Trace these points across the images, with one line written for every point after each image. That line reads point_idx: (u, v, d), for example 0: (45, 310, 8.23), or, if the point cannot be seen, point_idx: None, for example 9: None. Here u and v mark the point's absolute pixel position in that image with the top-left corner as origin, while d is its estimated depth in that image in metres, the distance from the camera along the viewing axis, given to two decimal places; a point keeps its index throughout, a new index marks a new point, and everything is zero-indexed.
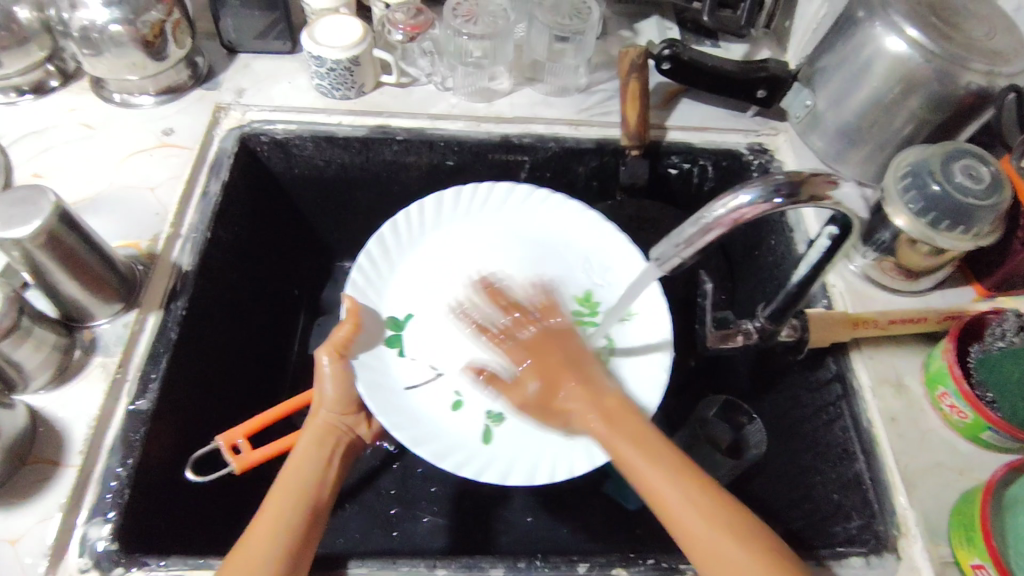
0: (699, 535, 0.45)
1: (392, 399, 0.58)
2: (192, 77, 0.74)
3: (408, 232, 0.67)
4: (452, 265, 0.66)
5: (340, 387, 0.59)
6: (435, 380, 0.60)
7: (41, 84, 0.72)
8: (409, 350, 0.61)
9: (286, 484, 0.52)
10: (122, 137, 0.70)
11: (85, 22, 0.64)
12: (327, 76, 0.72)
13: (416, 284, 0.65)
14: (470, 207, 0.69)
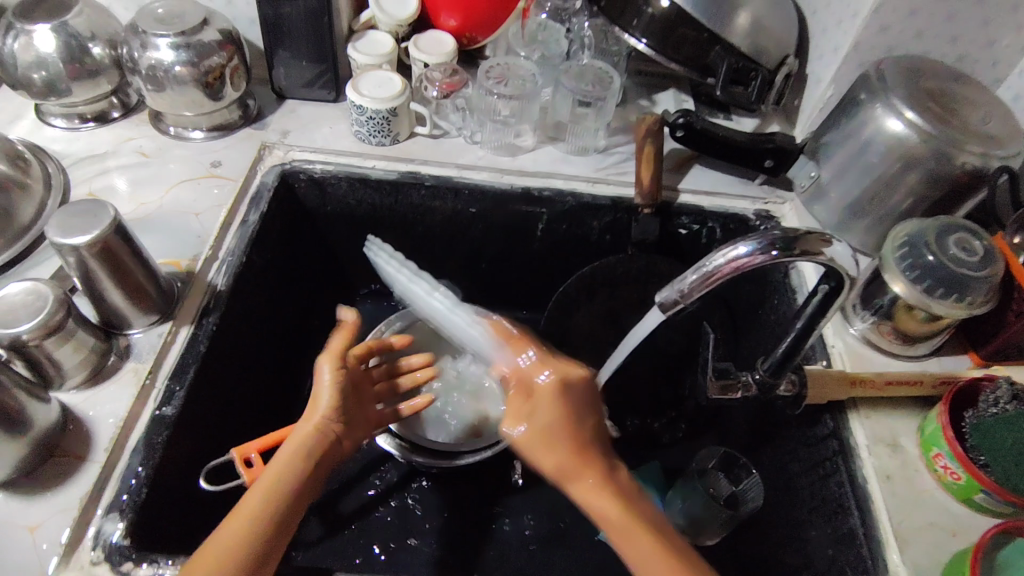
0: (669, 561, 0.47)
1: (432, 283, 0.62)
2: (242, 117, 0.81)
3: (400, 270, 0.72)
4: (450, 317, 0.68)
5: (334, 396, 0.59)
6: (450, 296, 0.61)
7: (104, 114, 0.79)
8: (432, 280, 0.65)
9: (261, 487, 0.51)
10: (175, 165, 0.76)
11: (153, 61, 0.71)
12: (366, 123, 0.78)
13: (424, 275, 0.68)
14: None
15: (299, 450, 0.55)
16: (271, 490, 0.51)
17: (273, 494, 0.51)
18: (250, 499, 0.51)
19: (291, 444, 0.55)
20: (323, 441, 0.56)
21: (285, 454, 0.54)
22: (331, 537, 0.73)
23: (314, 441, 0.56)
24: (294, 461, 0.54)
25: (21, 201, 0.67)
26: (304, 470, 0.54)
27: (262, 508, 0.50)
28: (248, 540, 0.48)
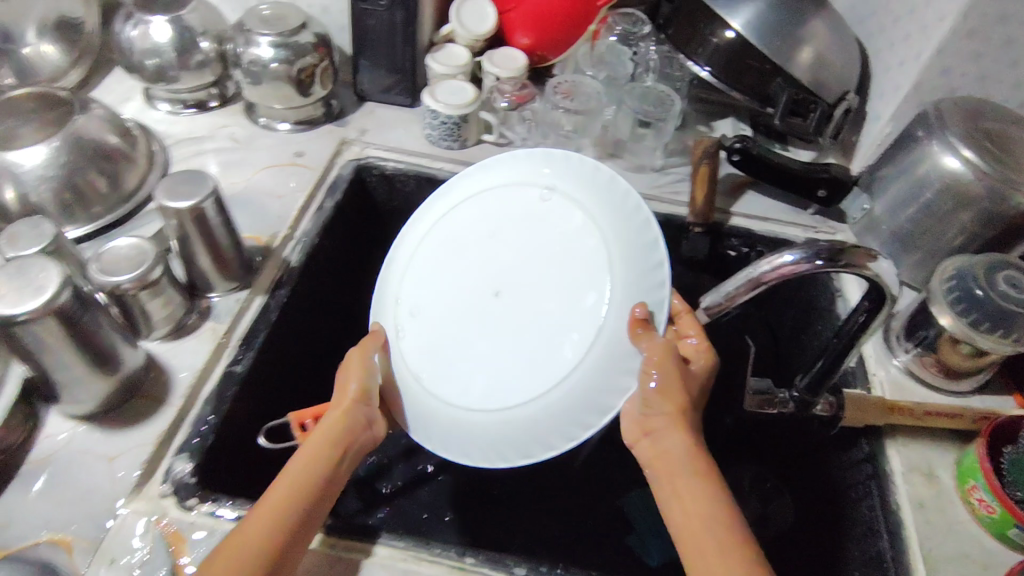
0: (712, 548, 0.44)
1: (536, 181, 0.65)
2: (325, 114, 0.88)
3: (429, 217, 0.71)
4: (503, 227, 0.65)
5: (362, 381, 0.60)
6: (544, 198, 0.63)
7: (204, 102, 0.87)
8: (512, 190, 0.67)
9: (293, 474, 0.52)
10: (262, 152, 0.83)
11: (254, 57, 0.78)
12: (438, 127, 0.83)
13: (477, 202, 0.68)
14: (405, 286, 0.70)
15: (320, 441, 0.55)
16: (299, 478, 0.51)
17: (299, 482, 0.51)
18: (279, 486, 0.51)
19: (313, 437, 0.55)
20: (353, 427, 0.57)
21: (307, 446, 0.54)
22: (370, 511, 0.77)
23: (344, 427, 0.57)
24: (323, 448, 0.55)
25: (126, 173, 0.75)
26: (329, 463, 0.54)
27: (295, 497, 0.50)
28: (283, 528, 0.48)
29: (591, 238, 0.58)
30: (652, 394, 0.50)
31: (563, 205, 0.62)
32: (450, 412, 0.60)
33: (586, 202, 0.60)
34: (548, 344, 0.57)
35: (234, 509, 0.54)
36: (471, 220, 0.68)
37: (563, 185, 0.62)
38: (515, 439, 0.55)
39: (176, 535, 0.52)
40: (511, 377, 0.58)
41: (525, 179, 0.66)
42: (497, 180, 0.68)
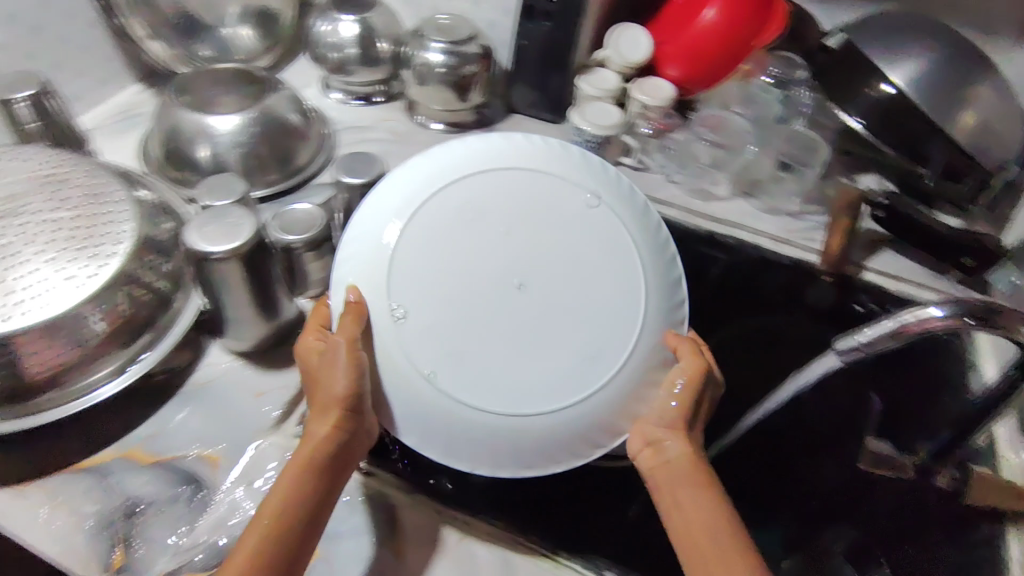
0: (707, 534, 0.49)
1: (598, 173, 0.60)
2: (476, 120, 0.94)
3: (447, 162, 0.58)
4: (509, 208, 0.57)
5: (352, 383, 0.53)
6: (593, 201, 0.58)
7: (370, 96, 0.95)
8: (565, 171, 0.59)
9: (268, 511, 0.49)
10: (417, 148, 0.90)
11: (424, 61, 0.86)
12: (581, 145, 0.88)
13: (510, 161, 0.59)
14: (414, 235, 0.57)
15: (305, 462, 0.52)
16: (273, 519, 0.49)
17: (288, 509, 0.49)
18: (251, 538, 0.48)
19: (293, 461, 0.51)
20: (336, 442, 0.53)
21: (288, 475, 0.51)
22: None
23: (327, 446, 0.52)
24: (299, 477, 0.51)
25: (300, 150, 0.83)
26: (316, 484, 0.51)
27: (267, 538, 0.48)
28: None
29: (625, 257, 0.57)
30: (662, 405, 0.55)
31: (608, 223, 0.58)
32: (462, 417, 0.54)
33: (629, 220, 0.59)
34: (577, 358, 0.55)
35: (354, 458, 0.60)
36: (491, 193, 0.57)
37: (609, 196, 0.59)
38: (525, 448, 0.54)
39: None
40: (520, 379, 0.54)
41: (554, 171, 0.59)
42: (519, 160, 0.59)
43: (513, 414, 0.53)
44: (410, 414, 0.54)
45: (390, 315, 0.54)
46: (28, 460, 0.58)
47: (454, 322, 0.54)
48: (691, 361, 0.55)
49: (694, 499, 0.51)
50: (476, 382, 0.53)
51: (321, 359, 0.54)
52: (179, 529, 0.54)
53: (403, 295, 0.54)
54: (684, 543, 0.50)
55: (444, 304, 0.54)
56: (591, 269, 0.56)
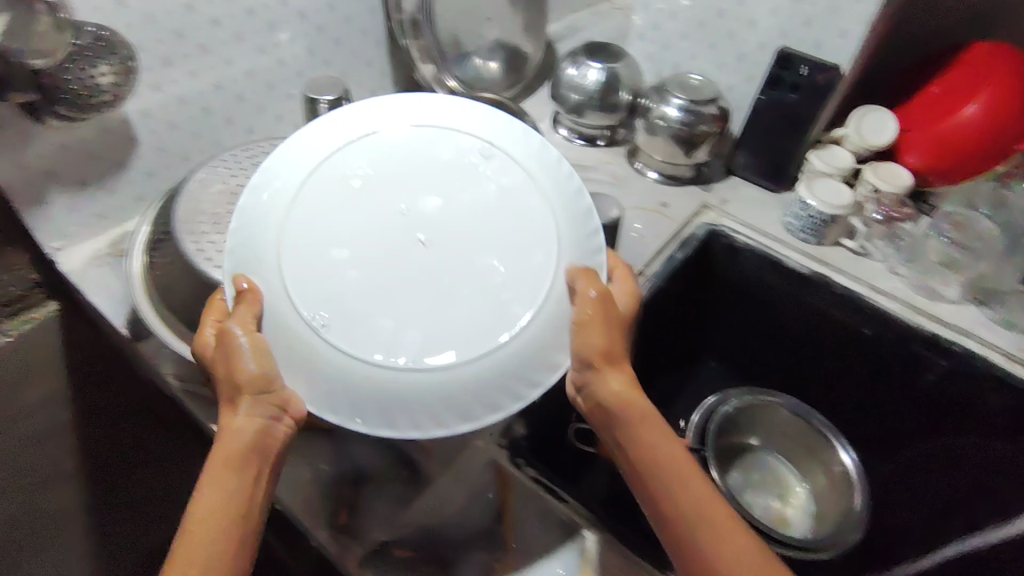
0: (701, 522, 0.47)
1: (514, 133, 0.57)
2: (693, 177, 0.95)
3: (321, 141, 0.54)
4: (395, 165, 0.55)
5: (259, 363, 0.49)
6: (499, 157, 0.56)
7: (594, 139, 1.00)
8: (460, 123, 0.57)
9: (196, 522, 0.44)
10: (636, 193, 0.92)
11: (660, 112, 0.89)
12: (803, 219, 0.86)
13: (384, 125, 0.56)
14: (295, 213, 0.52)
15: (229, 455, 0.48)
16: (203, 524, 0.44)
17: (234, 515, 0.46)
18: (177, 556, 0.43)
19: (214, 460, 0.47)
20: (255, 425, 0.49)
21: (208, 478, 0.46)
22: None
23: (247, 434, 0.48)
24: (223, 477, 0.47)
25: None
26: (248, 480, 0.47)
27: (205, 547, 0.43)
28: None
29: (534, 206, 0.54)
30: (598, 323, 0.51)
31: (523, 178, 0.55)
32: (356, 374, 0.49)
33: (523, 156, 0.56)
34: (481, 308, 0.51)
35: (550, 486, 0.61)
36: (390, 157, 0.55)
37: (502, 144, 0.56)
38: (447, 409, 0.49)
39: (506, 486, 0.62)
40: (438, 332, 0.50)
41: (464, 130, 0.56)
42: (416, 119, 0.56)
43: (419, 375, 0.49)
44: (310, 383, 0.49)
45: (311, 325, 0.49)
46: None
47: (350, 294, 0.51)
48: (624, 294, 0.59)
49: (677, 481, 0.49)
50: (376, 353, 0.49)
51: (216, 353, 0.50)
52: (393, 505, 0.59)
53: (288, 268, 0.50)
54: (681, 536, 0.48)
55: (340, 279, 0.51)
56: (507, 227, 0.54)
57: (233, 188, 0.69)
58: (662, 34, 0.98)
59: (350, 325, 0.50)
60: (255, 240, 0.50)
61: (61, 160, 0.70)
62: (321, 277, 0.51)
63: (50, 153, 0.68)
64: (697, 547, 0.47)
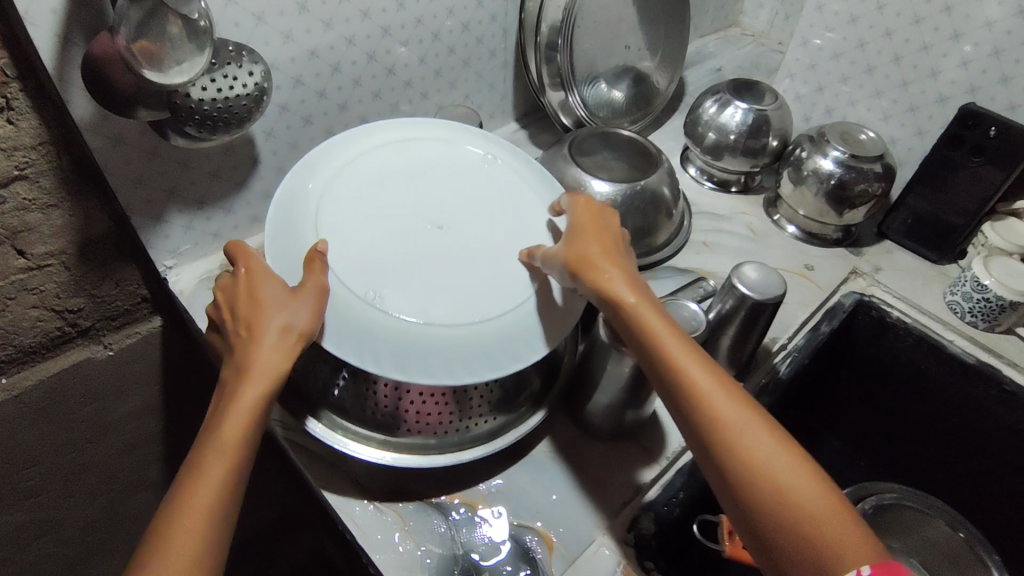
0: (760, 456, 0.43)
1: (495, 146, 0.69)
2: (839, 237, 0.85)
3: (351, 143, 0.63)
4: (411, 167, 0.62)
5: (309, 313, 0.49)
6: (488, 158, 0.67)
7: (727, 184, 0.92)
8: (461, 136, 0.68)
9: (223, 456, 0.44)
10: (777, 254, 0.83)
11: (815, 165, 0.80)
12: (973, 301, 0.74)
13: (400, 131, 0.66)
14: (328, 185, 0.58)
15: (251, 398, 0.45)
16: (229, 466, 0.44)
17: (233, 470, 0.44)
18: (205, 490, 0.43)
19: (252, 398, 0.45)
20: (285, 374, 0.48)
21: (239, 417, 0.45)
22: None
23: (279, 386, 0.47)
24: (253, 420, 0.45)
25: (662, 228, 0.80)
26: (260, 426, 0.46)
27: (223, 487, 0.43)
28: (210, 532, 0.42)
29: (513, 185, 0.65)
30: (592, 254, 0.54)
31: (506, 171, 0.66)
32: (397, 331, 0.52)
33: (493, 151, 0.68)
34: (501, 271, 0.57)
35: None
36: (391, 159, 0.63)
37: (500, 154, 0.68)
38: (467, 353, 0.53)
39: None
40: (472, 294, 0.55)
41: (445, 134, 0.67)
42: (420, 133, 0.66)
43: (454, 324, 0.53)
44: (345, 333, 0.51)
45: (366, 298, 0.52)
46: (381, 474, 0.60)
47: (438, 292, 0.54)
48: (608, 219, 0.59)
49: (725, 413, 0.45)
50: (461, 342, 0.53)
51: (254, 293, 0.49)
52: None
53: (332, 246, 0.54)
54: (744, 473, 0.43)
55: (427, 281, 0.55)
56: (513, 213, 0.62)
57: None
58: (818, 75, 0.89)
59: (437, 313, 0.53)
60: (350, 253, 0.55)
61: (183, 178, 0.66)
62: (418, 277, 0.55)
63: (173, 171, 0.65)
64: (764, 485, 0.42)
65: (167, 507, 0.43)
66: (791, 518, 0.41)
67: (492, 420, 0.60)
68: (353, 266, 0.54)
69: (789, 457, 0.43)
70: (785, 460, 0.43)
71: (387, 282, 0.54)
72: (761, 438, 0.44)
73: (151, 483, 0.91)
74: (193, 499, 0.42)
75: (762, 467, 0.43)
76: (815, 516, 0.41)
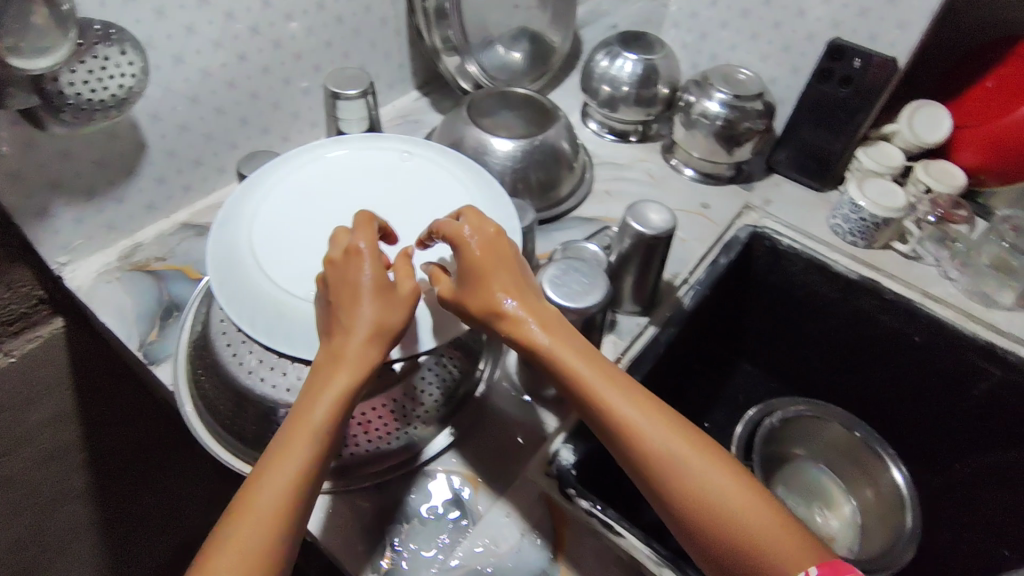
0: (697, 479, 0.42)
1: (409, 145, 0.71)
2: (732, 175, 0.90)
3: (277, 172, 0.66)
4: (335, 179, 0.66)
5: (387, 312, 0.46)
6: (403, 156, 0.70)
7: (627, 134, 0.95)
8: (376, 143, 0.71)
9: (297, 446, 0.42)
10: (674, 195, 0.87)
11: (702, 108, 0.84)
12: (853, 222, 0.80)
13: (321, 152, 0.69)
14: (259, 211, 0.62)
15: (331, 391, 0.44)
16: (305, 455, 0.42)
17: (306, 462, 0.42)
18: (280, 476, 0.42)
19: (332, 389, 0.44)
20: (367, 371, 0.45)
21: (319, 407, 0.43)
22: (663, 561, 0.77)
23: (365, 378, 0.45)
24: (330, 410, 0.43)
25: (565, 180, 0.83)
26: (338, 422, 0.44)
27: (298, 478, 0.42)
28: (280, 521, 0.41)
29: (431, 174, 0.68)
30: (484, 287, 0.47)
31: (424, 162, 0.69)
32: None
33: (410, 147, 0.71)
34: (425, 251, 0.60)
35: (602, 515, 0.56)
36: (316, 177, 0.66)
37: (416, 149, 0.71)
38: None
39: (560, 522, 0.57)
40: None
41: (362, 143, 0.70)
42: (338, 147, 0.69)
43: None
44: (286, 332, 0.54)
45: (303, 296, 0.56)
46: None
47: None
48: (481, 223, 0.49)
49: (656, 441, 0.43)
50: None
51: (336, 278, 0.47)
52: (440, 545, 0.54)
53: (268, 260, 0.58)
54: (686, 501, 0.42)
55: None
56: (431, 199, 0.66)
57: (271, 198, 0.63)
58: (702, 24, 0.93)
59: None
60: (288, 261, 0.58)
61: (65, 169, 0.64)
62: None
63: (54, 162, 0.62)
64: (708, 512, 0.42)
65: (236, 507, 0.41)
66: (745, 550, 0.41)
67: (438, 395, 0.61)
68: (292, 273, 0.57)
69: (729, 475, 0.43)
70: (733, 489, 0.42)
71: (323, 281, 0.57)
72: (708, 470, 0.42)
73: (78, 490, 0.89)
74: (270, 494, 0.41)
75: (716, 507, 0.41)
76: (769, 545, 0.40)
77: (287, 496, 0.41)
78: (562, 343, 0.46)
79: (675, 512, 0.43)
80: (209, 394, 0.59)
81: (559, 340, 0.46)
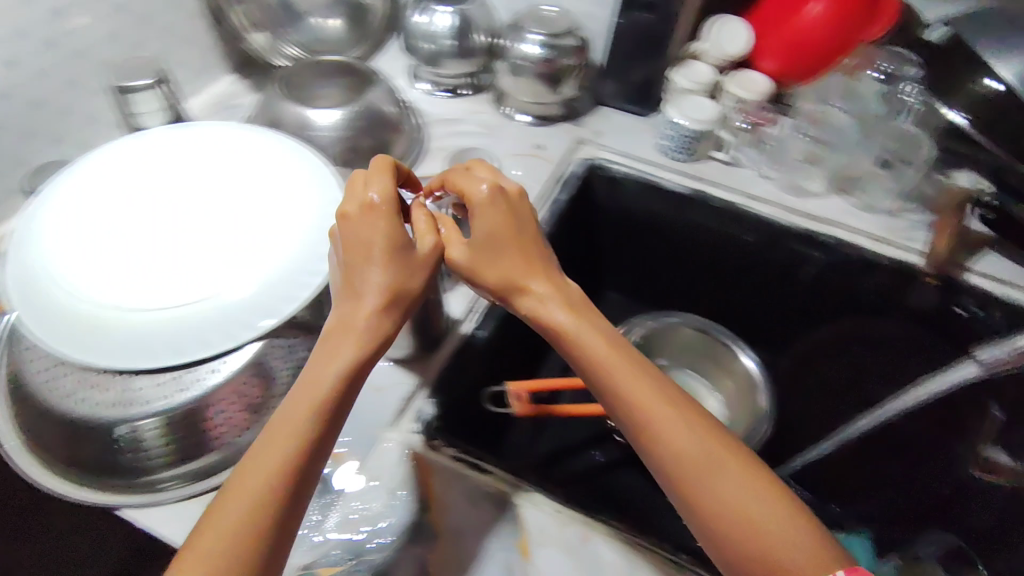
0: (708, 469, 0.46)
1: (218, 128, 0.68)
2: (563, 114, 0.93)
3: (75, 179, 0.62)
4: (141, 179, 0.63)
5: (402, 279, 0.50)
6: (213, 141, 0.67)
7: (458, 89, 0.95)
8: (183, 132, 0.68)
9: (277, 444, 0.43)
10: (510, 141, 0.89)
11: (518, 51, 0.85)
12: (675, 139, 0.85)
13: (124, 150, 0.65)
14: (55, 226, 0.58)
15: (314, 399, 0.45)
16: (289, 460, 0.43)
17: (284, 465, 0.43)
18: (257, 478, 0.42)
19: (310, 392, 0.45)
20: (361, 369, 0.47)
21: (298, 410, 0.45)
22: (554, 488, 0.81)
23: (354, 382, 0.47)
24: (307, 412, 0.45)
25: (396, 142, 0.82)
26: (329, 426, 0.45)
27: (281, 480, 0.43)
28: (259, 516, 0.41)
29: (244, 155, 0.66)
30: (506, 270, 0.54)
31: (235, 145, 0.67)
32: (157, 322, 0.53)
33: (220, 131, 0.68)
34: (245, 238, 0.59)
35: (465, 457, 0.58)
36: (121, 179, 0.62)
37: (227, 132, 0.68)
38: (232, 318, 0.54)
39: (426, 475, 0.57)
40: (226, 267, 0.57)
41: (167, 135, 0.67)
42: (141, 143, 0.66)
43: (213, 298, 0.55)
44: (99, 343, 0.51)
45: (114, 306, 0.53)
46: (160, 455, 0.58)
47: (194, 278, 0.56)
48: (522, 216, 0.56)
49: (673, 429, 0.47)
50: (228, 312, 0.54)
51: (359, 233, 0.50)
52: (309, 522, 0.55)
53: (71, 276, 0.55)
54: (693, 488, 0.46)
55: (182, 272, 0.56)
56: (246, 182, 0.64)
57: (68, 209, 0.59)
58: None
59: (195, 295, 0.55)
60: (95, 274, 0.55)
61: None
62: (172, 274, 0.56)
63: None
64: (714, 501, 0.45)
65: (220, 500, 0.43)
66: (750, 538, 0.44)
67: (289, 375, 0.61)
68: (99, 284, 0.54)
69: (751, 478, 0.46)
70: (749, 489, 0.45)
71: (135, 288, 0.55)
72: (726, 469, 0.46)
73: None
74: (250, 494, 0.42)
75: (727, 504, 0.45)
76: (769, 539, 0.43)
77: (268, 494, 0.42)
78: (590, 336, 0.51)
79: (681, 496, 0.46)
80: (35, 428, 0.56)
81: (590, 334, 0.51)
